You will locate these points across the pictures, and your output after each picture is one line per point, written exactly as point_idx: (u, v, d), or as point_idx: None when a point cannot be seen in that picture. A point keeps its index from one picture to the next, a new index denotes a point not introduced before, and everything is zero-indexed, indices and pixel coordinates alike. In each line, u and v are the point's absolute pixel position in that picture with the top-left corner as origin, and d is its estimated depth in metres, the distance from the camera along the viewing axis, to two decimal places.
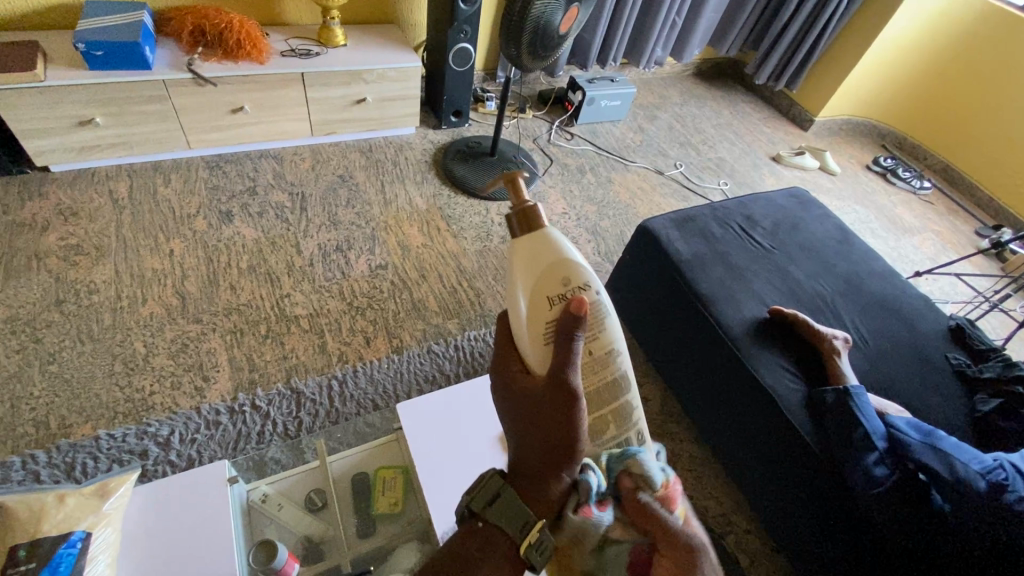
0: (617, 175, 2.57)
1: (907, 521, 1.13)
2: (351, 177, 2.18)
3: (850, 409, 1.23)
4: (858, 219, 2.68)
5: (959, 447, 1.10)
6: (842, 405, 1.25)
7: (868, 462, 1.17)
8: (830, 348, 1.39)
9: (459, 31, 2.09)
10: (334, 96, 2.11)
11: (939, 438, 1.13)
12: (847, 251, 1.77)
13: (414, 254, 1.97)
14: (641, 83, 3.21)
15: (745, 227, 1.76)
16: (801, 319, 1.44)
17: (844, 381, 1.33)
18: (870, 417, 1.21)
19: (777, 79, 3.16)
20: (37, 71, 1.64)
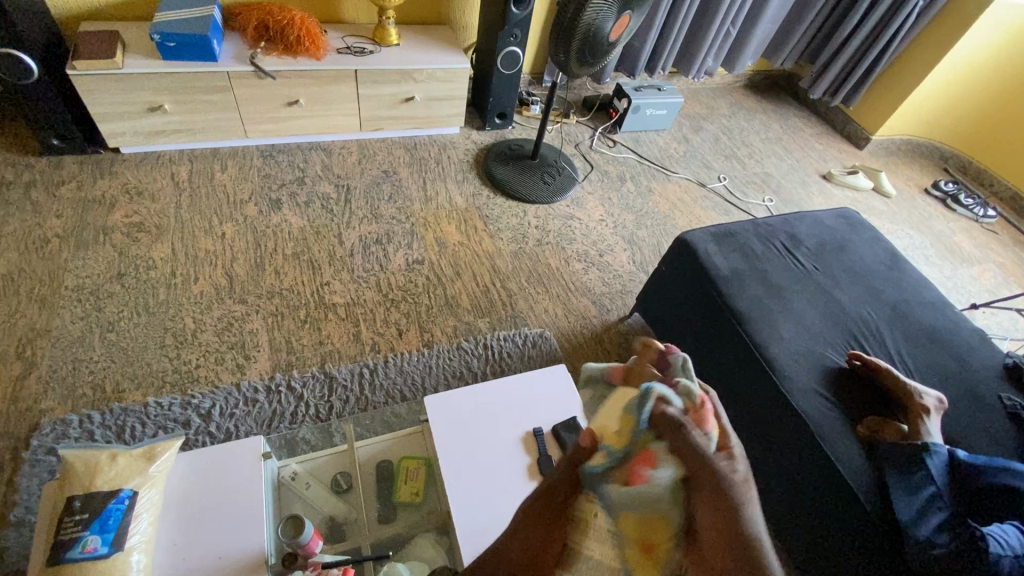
0: (658, 184, 2.54)
1: None
2: (395, 173, 2.24)
3: (922, 461, 1.20)
4: (911, 244, 2.56)
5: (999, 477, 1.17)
6: (904, 458, 1.22)
7: (924, 526, 1.15)
8: (921, 406, 1.31)
9: (509, 35, 2.12)
10: (385, 94, 2.18)
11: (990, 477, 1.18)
12: (896, 278, 1.70)
13: (450, 251, 2.01)
14: (689, 93, 3.17)
15: (789, 246, 1.72)
16: (886, 369, 1.39)
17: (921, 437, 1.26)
18: (937, 477, 1.19)
19: (833, 94, 3.05)
20: (116, 58, 1.76)
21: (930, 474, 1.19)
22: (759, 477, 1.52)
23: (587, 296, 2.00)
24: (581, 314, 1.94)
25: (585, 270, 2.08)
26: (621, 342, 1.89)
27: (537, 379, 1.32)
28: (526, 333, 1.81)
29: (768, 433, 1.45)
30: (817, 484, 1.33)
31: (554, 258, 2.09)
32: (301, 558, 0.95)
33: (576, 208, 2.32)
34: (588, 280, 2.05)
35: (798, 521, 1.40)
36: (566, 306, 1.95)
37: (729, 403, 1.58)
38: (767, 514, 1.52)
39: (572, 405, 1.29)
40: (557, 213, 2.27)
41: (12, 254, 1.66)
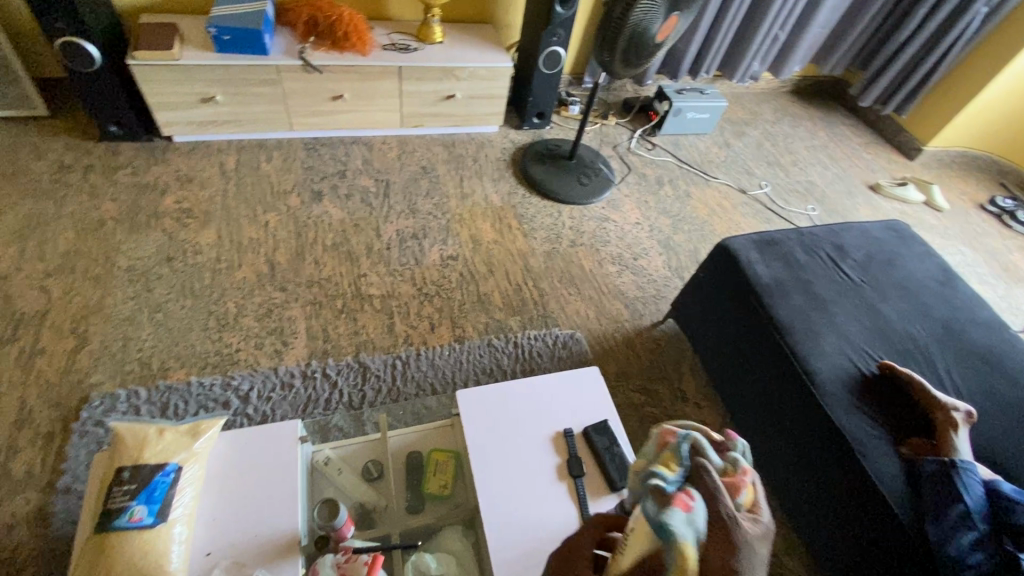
0: (696, 189, 2.49)
1: None
2: (433, 169, 2.26)
3: (952, 478, 1.15)
4: (963, 261, 2.45)
5: None
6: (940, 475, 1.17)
7: (959, 545, 1.10)
8: (948, 419, 1.26)
9: (553, 35, 2.12)
10: (427, 91, 2.20)
11: None
12: (948, 294, 1.63)
13: (485, 249, 2.02)
14: (732, 98, 3.10)
15: (834, 257, 1.66)
16: (915, 382, 1.33)
17: (952, 452, 1.21)
18: (971, 493, 1.14)
19: (885, 103, 2.94)
20: (174, 50, 1.83)
21: (961, 492, 1.13)
22: (794, 493, 1.47)
23: (620, 299, 1.98)
24: (613, 317, 1.92)
25: (619, 273, 2.06)
26: (653, 347, 1.87)
27: (568, 379, 1.31)
28: (557, 334, 1.80)
29: (806, 448, 1.41)
30: (856, 504, 1.28)
31: (588, 260, 2.08)
32: (334, 539, 0.99)
33: (612, 210, 2.30)
34: (621, 283, 2.03)
35: (836, 542, 1.35)
36: (598, 308, 1.93)
37: (765, 415, 1.54)
38: (801, 531, 1.47)
39: (604, 407, 1.28)
40: (592, 215, 2.26)
41: (70, 234, 1.75)
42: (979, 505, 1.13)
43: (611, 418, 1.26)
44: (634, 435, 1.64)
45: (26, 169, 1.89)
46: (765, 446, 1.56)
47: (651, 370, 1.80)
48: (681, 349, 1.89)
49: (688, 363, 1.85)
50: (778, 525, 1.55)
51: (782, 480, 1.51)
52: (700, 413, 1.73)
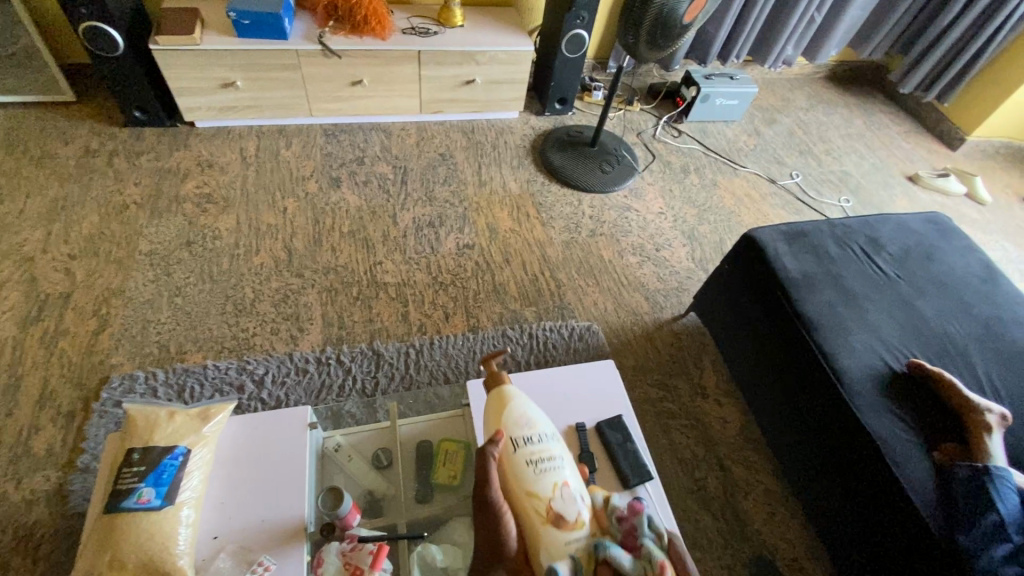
0: (723, 179, 2.41)
1: None
2: (451, 156, 2.23)
3: (986, 488, 1.09)
4: (1008, 258, 2.31)
5: None
6: (977, 484, 1.10)
7: (994, 556, 1.06)
8: (980, 423, 1.18)
9: (576, 17, 2.05)
10: (446, 76, 2.16)
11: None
12: (992, 292, 1.53)
13: (502, 238, 1.98)
14: (763, 84, 2.97)
15: (867, 250, 1.58)
16: (948, 382, 1.25)
17: (986, 459, 1.14)
18: (1007, 502, 1.09)
19: (928, 89, 2.78)
20: (195, 35, 1.83)
21: (996, 502, 1.08)
22: (818, 496, 1.41)
23: (640, 291, 1.92)
24: (632, 310, 1.87)
25: (639, 265, 2.00)
26: (674, 341, 1.81)
27: (582, 372, 1.27)
28: (574, 325, 1.76)
29: (833, 451, 1.34)
30: (886, 511, 1.21)
31: (607, 251, 2.03)
32: (339, 528, 0.98)
33: (635, 199, 2.23)
34: (642, 275, 1.97)
35: (863, 549, 1.29)
36: (617, 300, 1.88)
37: (789, 415, 1.47)
38: (824, 536, 1.41)
39: (619, 402, 1.24)
40: (613, 204, 2.20)
41: (95, 218, 1.78)
42: (1015, 515, 1.08)
43: (626, 414, 1.22)
44: (651, 430, 1.59)
45: (54, 154, 1.93)
46: (789, 447, 1.49)
47: (670, 365, 1.75)
48: (702, 344, 1.83)
49: (709, 358, 1.79)
50: (799, 529, 1.49)
51: (805, 482, 1.45)
52: (720, 410, 1.68)
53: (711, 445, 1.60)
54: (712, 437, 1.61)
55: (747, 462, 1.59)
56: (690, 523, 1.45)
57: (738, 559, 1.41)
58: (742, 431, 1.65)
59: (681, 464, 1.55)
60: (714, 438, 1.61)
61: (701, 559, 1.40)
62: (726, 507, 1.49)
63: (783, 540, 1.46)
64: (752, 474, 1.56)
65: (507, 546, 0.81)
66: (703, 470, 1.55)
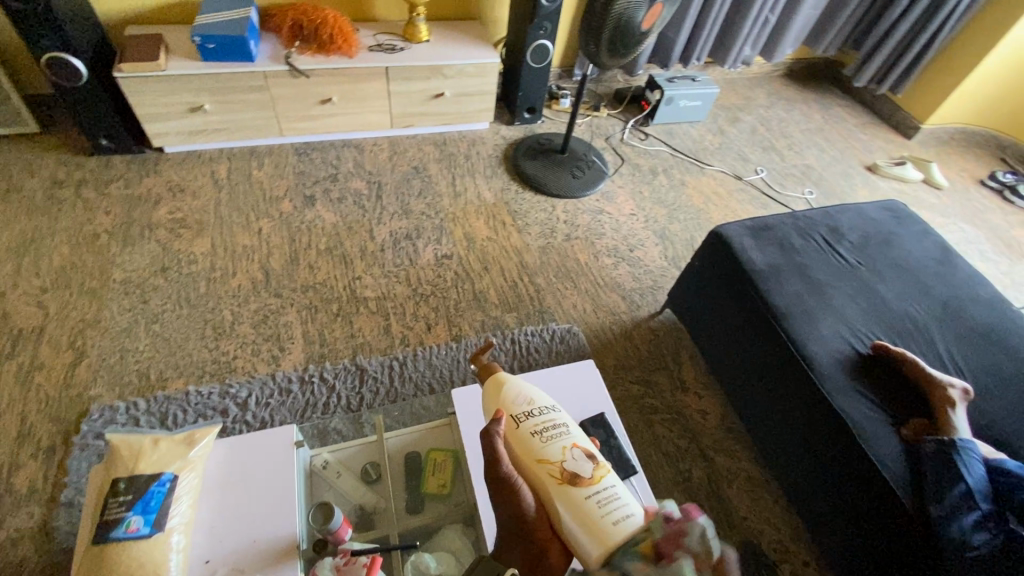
0: (691, 178, 2.48)
1: None
2: (425, 169, 2.26)
3: (952, 459, 1.14)
4: (964, 239, 2.42)
5: None
6: (942, 456, 1.16)
7: (964, 525, 1.08)
8: (943, 397, 1.25)
9: (539, 28, 2.11)
10: (415, 90, 2.19)
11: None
12: (947, 273, 1.61)
13: (479, 247, 2.01)
14: (724, 84, 3.07)
15: (829, 240, 1.65)
16: (910, 361, 1.32)
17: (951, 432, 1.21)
18: (973, 471, 1.13)
19: (880, 82, 2.91)
20: (160, 61, 1.83)
21: (963, 472, 1.12)
22: (797, 479, 1.46)
23: (616, 291, 1.97)
24: (610, 310, 1.91)
25: (615, 266, 2.05)
26: (652, 338, 1.86)
27: (563, 374, 1.31)
28: (554, 328, 1.80)
29: (808, 434, 1.39)
30: (861, 488, 1.27)
31: (583, 253, 2.07)
32: (332, 543, 1.00)
33: (607, 202, 2.29)
34: (617, 275, 2.02)
35: (842, 527, 1.34)
36: (595, 301, 1.92)
37: (765, 402, 1.53)
38: (806, 517, 1.47)
39: (601, 401, 1.27)
40: (586, 208, 2.24)
41: (65, 249, 1.76)
42: (981, 484, 1.12)
43: (608, 411, 1.25)
44: (635, 426, 1.63)
45: (20, 186, 1.90)
46: (767, 434, 1.54)
47: (650, 361, 1.80)
48: (679, 339, 1.88)
49: (686, 353, 1.85)
50: (782, 512, 1.54)
51: (785, 466, 1.50)
52: (700, 402, 1.73)
53: (694, 436, 1.64)
54: (693, 429, 1.66)
55: (729, 451, 1.64)
56: None
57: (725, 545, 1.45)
58: (723, 421, 1.70)
59: (665, 457, 1.59)
60: (696, 430, 1.66)
61: None
62: (711, 495, 1.54)
63: (767, 524, 1.51)
64: (734, 462, 1.61)
65: (526, 513, 0.80)
66: (687, 461, 1.59)
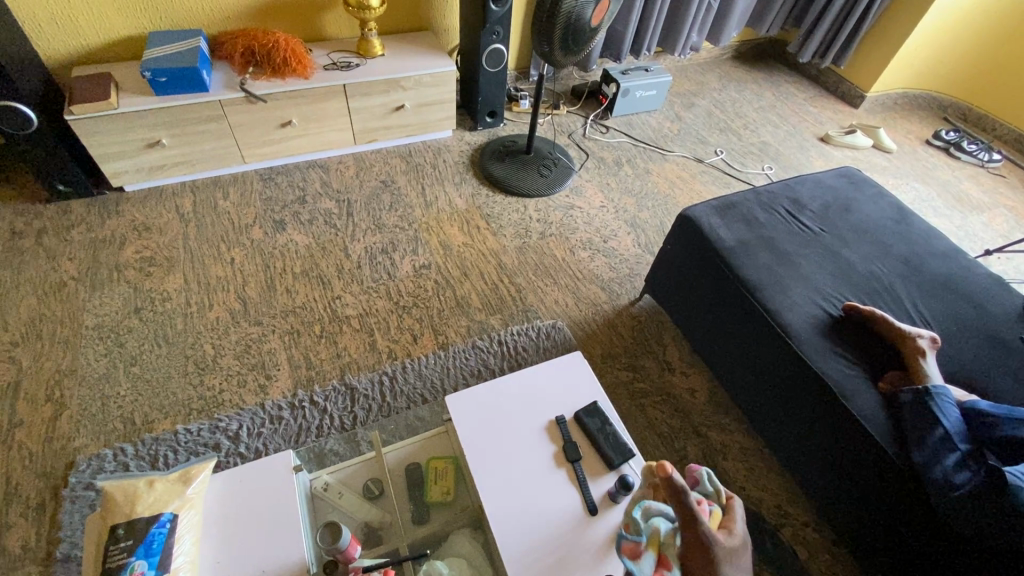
0: (655, 165, 2.54)
1: (997, 530, 1.06)
2: (393, 182, 2.26)
3: (928, 407, 1.20)
4: (918, 198, 2.53)
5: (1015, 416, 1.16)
6: (920, 404, 1.22)
7: (947, 467, 1.14)
8: (915, 348, 1.32)
9: (492, 33, 2.13)
10: (375, 105, 2.19)
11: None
12: (905, 231, 1.69)
13: (456, 253, 2.02)
14: (677, 71, 3.15)
15: (792, 211, 1.71)
16: (880, 317, 1.39)
17: (925, 380, 1.27)
18: (948, 415, 1.19)
19: (823, 56, 3.02)
20: (111, 99, 1.79)
21: (939, 417, 1.19)
22: (788, 444, 1.51)
23: (595, 283, 2.01)
24: (592, 302, 1.94)
25: (591, 258, 2.09)
26: (635, 325, 1.90)
27: (552, 367, 1.33)
28: (539, 326, 1.82)
29: (793, 398, 1.44)
30: (847, 443, 1.32)
31: (559, 249, 2.10)
32: (342, 563, 1.00)
33: (577, 197, 2.33)
34: (595, 267, 2.06)
35: (834, 483, 1.40)
36: (576, 295, 1.95)
37: (750, 373, 1.57)
38: (799, 479, 1.52)
39: (592, 390, 1.30)
40: (557, 204, 2.28)
41: (31, 300, 1.70)
42: (958, 428, 1.18)
43: (600, 399, 1.28)
44: (629, 412, 1.66)
45: None
46: (754, 403, 1.59)
47: (635, 347, 1.83)
48: (660, 322, 1.92)
49: (670, 335, 1.89)
50: (777, 477, 1.59)
51: (775, 433, 1.55)
52: (688, 382, 1.77)
53: (685, 415, 1.68)
54: (684, 408, 1.70)
55: (721, 425, 1.69)
56: None
57: None
58: (711, 397, 1.75)
59: (661, 438, 1.62)
60: (687, 408, 1.70)
61: None
62: (710, 469, 1.58)
63: (765, 490, 1.56)
64: (727, 435, 1.66)
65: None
66: (682, 439, 1.63)
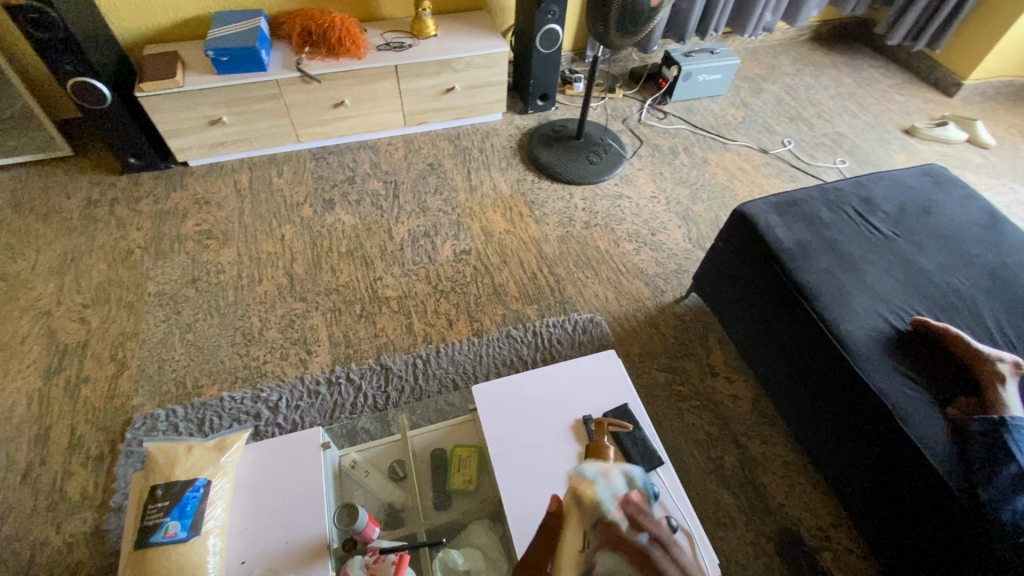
0: (713, 155, 2.39)
1: None
2: (440, 165, 2.25)
3: (1002, 439, 1.09)
4: (1016, 201, 2.26)
5: None
6: (992, 437, 1.10)
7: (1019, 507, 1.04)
8: (993, 374, 1.18)
9: (547, 12, 2.06)
10: (425, 86, 2.18)
11: None
12: (994, 239, 1.50)
13: (497, 240, 2.00)
14: (746, 53, 2.94)
15: (862, 211, 1.56)
16: (954, 335, 1.25)
17: (1001, 411, 1.14)
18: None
19: (915, 38, 2.72)
20: (177, 77, 1.88)
21: (1013, 452, 1.08)
22: (836, 464, 1.41)
23: (639, 277, 1.93)
24: (633, 297, 1.87)
25: (637, 251, 2.01)
26: (678, 324, 1.81)
27: (584, 365, 1.29)
28: (576, 319, 1.77)
29: (846, 417, 1.33)
30: (901, 471, 1.21)
31: (603, 241, 2.03)
32: (361, 543, 1.03)
33: (627, 186, 2.24)
34: (640, 261, 1.98)
35: (883, 510, 1.29)
36: (617, 289, 1.89)
37: (801, 385, 1.47)
38: (846, 502, 1.41)
39: (623, 392, 1.25)
40: (604, 194, 2.20)
41: (102, 266, 1.84)
42: None
43: (632, 402, 1.23)
44: (663, 415, 1.60)
45: (58, 209, 1.99)
46: (803, 417, 1.49)
47: (677, 347, 1.75)
48: (706, 323, 1.82)
49: (715, 337, 1.79)
50: (821, 497, 1.48)
51: (822, 451, 1.45)
52: (731, 388, 1.68)
53: (724, 422, 1.60)
54: (724, 415, 1.62)
55: (763, 436, 1.59)
56: (711, 502, 1.46)
57: (762, 533, 1.41)
58: (755, 406, 1.65)
59: (696, 444, 1.55)
60: (727, 415, 1.62)
61: (725, 538, 1.40)
62: (746, 482, 1.49)
63: (806, 510, 1.46)
64: (769, 447, 1.57)
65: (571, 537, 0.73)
66: (719, 448, 1.55)
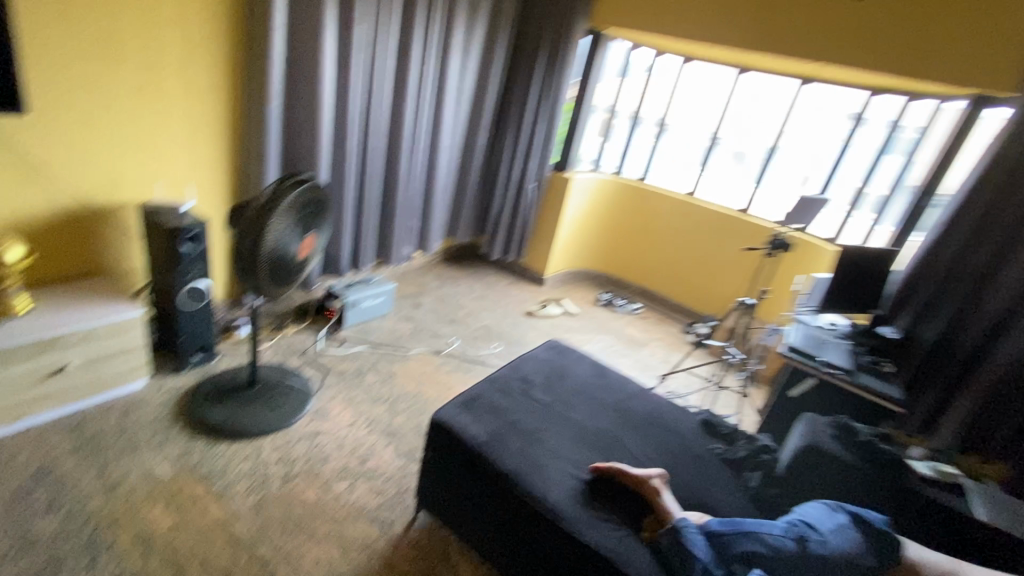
0: (398, 367, 2.57)
1: None
2: (51, 473, 1.66)
3: (682, 543, 1.32)
4: (606, 345, 3.14)
5: (753, 522, 1.38)
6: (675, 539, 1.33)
7: None
8: (652, 489, 1.47)
9: (188, 271, 1.98)
10: (16, 373, 1.66)
11: (742, 523, 1.38)
12: (608, 382, 2.01)
13: (166, 547, 1.53)
14: (397, 275, 3.38)
15: (524, 389, 1.85)
16: (619, 470, 1.52)
17: (672, 517, 1.41)
18: (702, 547, 1.32)
19: (509, 250, 3.61)
20: None
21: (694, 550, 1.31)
22: None
23: (362, 517, 1.75)
24: (361, 544, 1.67)
25: (351, 488, 1.85)
26: (418, 553, 1.68)
27: None
28: None
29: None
30: None
31: (310, 490, 1.80)
32: None
33: (322, 420, 2.11)
34: (357, 498, 1.81)
35: None
36: (340, 543, 1.65)
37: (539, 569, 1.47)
38: None
39: None
40: (298, 436, 2.01)
41: None
42: (709, 554, 1.32)
43: None
44: None
45: None
46: None
47: None
48: (443, 540, 1.74)
49: (455, 550, 1.72)
50: None
51: None
52: None
53: None
54: None
55: None
56: None
57: None
58: None
59: None
60: None
61: None
62: None
63: None
64: None
65: None
66: None
